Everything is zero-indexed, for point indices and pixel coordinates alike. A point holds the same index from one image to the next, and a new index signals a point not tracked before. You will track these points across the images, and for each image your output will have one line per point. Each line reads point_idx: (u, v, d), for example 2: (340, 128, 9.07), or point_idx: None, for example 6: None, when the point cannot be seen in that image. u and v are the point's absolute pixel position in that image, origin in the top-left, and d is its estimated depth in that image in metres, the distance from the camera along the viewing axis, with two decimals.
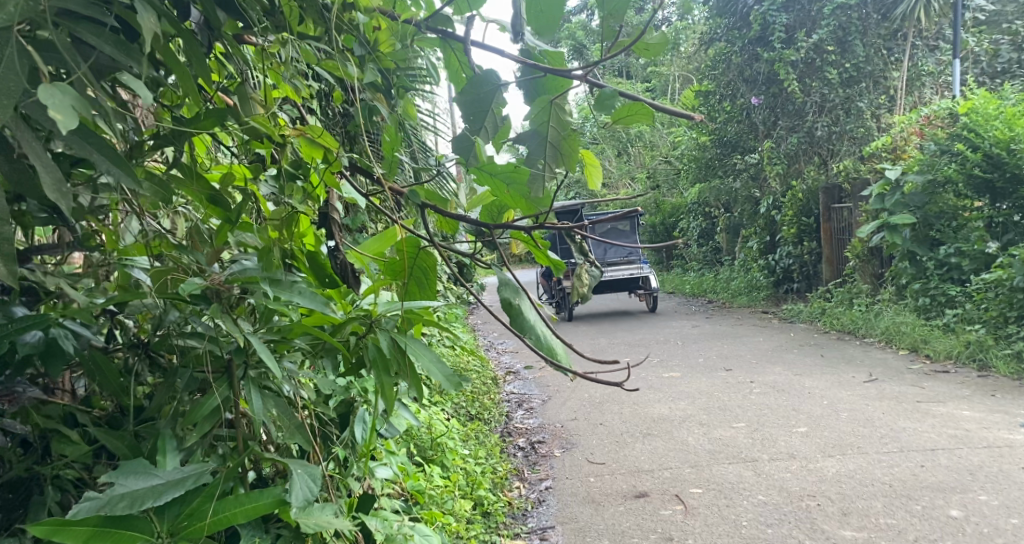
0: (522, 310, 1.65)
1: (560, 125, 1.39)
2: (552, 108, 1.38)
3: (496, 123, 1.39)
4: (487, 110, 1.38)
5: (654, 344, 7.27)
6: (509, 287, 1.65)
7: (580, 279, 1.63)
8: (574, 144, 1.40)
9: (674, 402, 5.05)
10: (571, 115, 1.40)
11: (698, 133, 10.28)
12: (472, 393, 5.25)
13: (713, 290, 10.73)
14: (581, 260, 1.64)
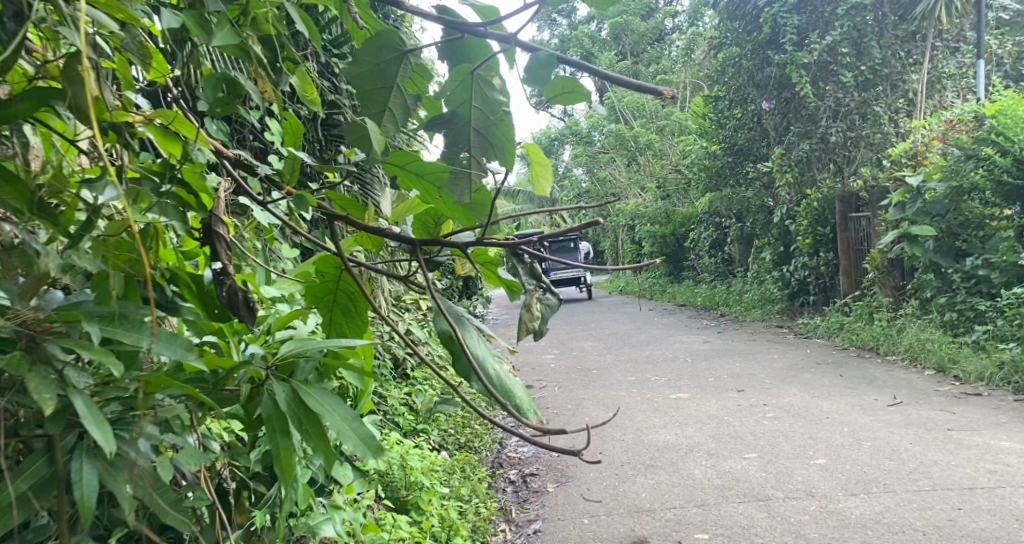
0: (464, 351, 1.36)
1: (491, 112, 1.18)
2: (474, 80, 1.15)
3: (406, 103, 1.14)
4: (391, 84, 1.13)
5: (662, 360, 6.88)
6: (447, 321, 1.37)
7: (532, 310, 1.33)
8: (505, 131, 1.18)
9: (680, 428, 4.65)
10: (497, 91, 1.17)
11: (709, 141, 9.90)
12: (463, 418, 4.89)
13: (725, 302, 10.32)
14: (533, 286, 1.36)
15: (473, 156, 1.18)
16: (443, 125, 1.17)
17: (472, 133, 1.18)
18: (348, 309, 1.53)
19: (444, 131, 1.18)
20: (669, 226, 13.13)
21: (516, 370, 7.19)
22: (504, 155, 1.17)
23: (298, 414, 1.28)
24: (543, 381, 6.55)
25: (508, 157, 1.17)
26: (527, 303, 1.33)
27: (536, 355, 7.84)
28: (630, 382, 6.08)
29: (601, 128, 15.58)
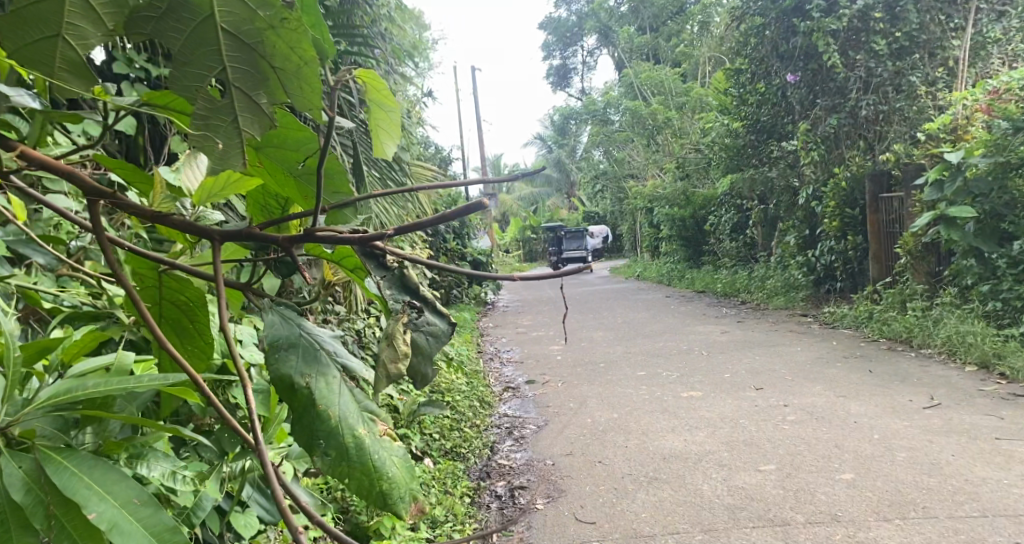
0: (320, 400, 0.98)
1: (261, 8, 0.90)
2: None
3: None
4: None
5: (675, 352, 6.40)
6: (302, 352, 1.01)
7: (397, 347, 1.07)
8: (271, 37, 0.92)
9: (691, 433, 4.18)
10: None
11: (729, 118, 9.29)
12: (449, 423, 4.50)
13: (746, 289, 9.76)
14: (400, 306, 1.10)
15: (232, 87, 0.95)
16: (172, 27, 0.92)
17: (222, 37, 0.92)
18: (182, 331, 1.11)
19: (185, 37, 0.92)
20: (689, 208, 12.56)
21: (520, 362, 6.75)
22: (296, 85, 0.95)
23: (49, 500, 0.87)
24: (547, 376, 6.09)
25: (313, 99, 0.97)
26: (389, 337, 1.07)
27: (542, 347, 7.38)
28: (639, 378, 5.62)
29: (618, 106, 14.93)
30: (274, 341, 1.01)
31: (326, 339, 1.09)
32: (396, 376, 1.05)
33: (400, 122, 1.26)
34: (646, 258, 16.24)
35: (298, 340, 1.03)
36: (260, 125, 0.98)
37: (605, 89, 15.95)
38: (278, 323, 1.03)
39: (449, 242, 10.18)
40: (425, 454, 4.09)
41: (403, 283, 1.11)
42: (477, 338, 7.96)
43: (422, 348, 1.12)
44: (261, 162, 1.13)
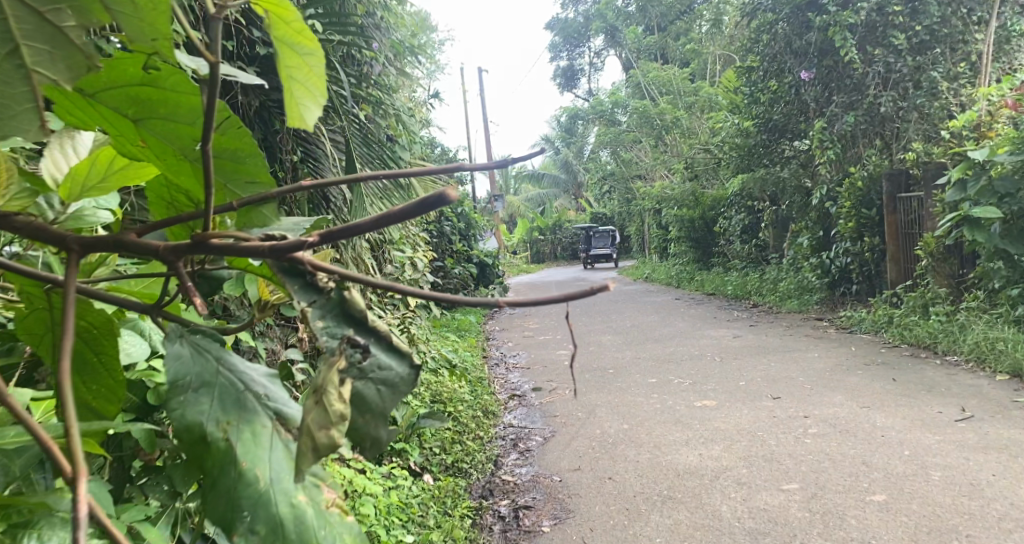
0: (249, 464, 0.82)
1: None
2: None
3: None
4: None
5: (687, 358, 6.15)
6: (221, 396, 0.86)
7: (330, 409, 0.76)
8: None
9: (707, 447, 3.93)
10: None
11: (740, 117, 8.98)
12: (450, 437, 4.27)
13: (758, 292, 9.49)
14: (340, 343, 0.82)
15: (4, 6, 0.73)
16: None
17: None
18: (84, 368, 0.97)
19: None
20: (698, 210, 12.30)
21: (527, 368, 6.51)
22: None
23: None
24: (554, 383, 5.84)
25: (157, 27, 0.80)
26: (316, 389, 0.77)
27: (548, 352, 7.13)
28: (650, 385, 5.37)
29: (625, 107, 14.66)
30: (179, 380, 0.85)
31: (257, 378, 0.91)
32: (328, 450, 0.75)
33: (324, 75, 0.98)
34: (654, 260, 15.96)
35: (215, 380, 0.87)
36: (62, 63, 0.77)
37: (612, 89, 15.68)
38: (187, 357, 0.86)
39: (454, 243, 9.93)
40: (424, 470, 3.87)
41: (343, 313, 0.84)
42: (482, 342, 7.72)
43: (371, 403, 0.84)
44: (145, 141, 0.92)
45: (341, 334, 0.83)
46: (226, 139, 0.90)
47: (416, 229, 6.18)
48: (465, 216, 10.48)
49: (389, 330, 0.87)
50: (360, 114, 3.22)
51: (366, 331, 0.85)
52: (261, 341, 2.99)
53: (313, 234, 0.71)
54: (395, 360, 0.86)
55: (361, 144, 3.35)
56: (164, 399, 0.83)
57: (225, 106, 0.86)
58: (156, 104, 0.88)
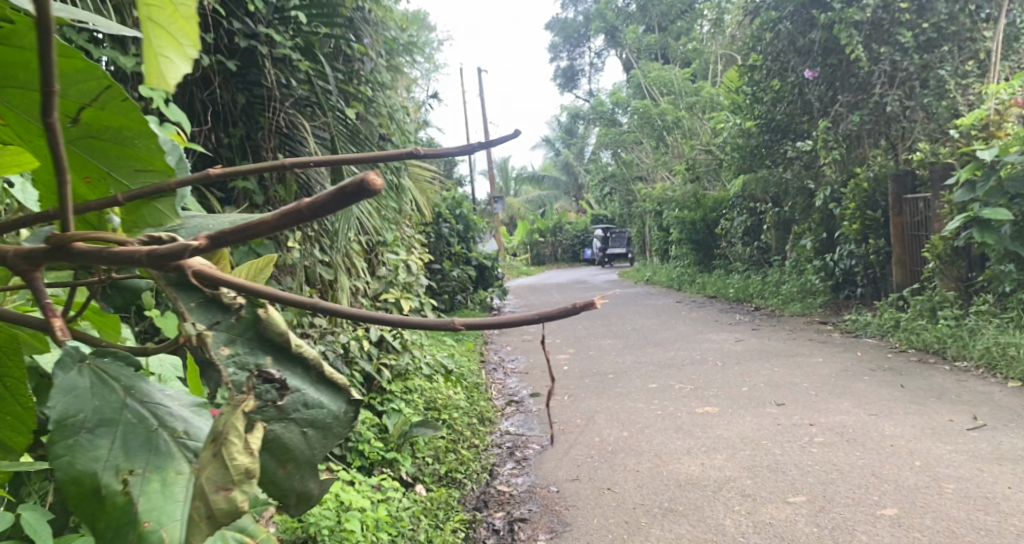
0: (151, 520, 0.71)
1: None
2: None
3: None
4: None
5: (688, 362, 6.00)
6: (127, 438, 0.74)
7: (233, 462, 0.69)
8: None
9: (710, 455, 3.78)
10: None
11: (743, 117, 8.82)
12: (444, 444, 4.14)
13: (760, 294, 9.35)
14: (249, 377, 0.76)
15: None
16: None
17: None
18: None
19: None
20: (700, 212, 12.15)
21: (525, 373, 6.37)
22: None
23: None
24: (553, 388, 5.68)
25: None
26: (217, 434, 0.71)
27: (547, 356, 6.97)
28: (651, 390, 5.22)
29: (626, 108, 14.51)
30: (73, 420, 0.73)
31: (179, 414, 0.79)
32: (226, 510, 0.68)
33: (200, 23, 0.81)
34: (655, 262, 15.81)
35: (116, 417, 0.74)
36: None
37: (613, 89, 15.52)
38: (83, 390, 0.74)
39: (452, 245, 9.75)
40: (416, 481, 3.77)
41: (261, 337, 0.79)
42: (480, 346, 7.55)
43: (296, 449, 0.79)
44: (6, 120, 0.86)
45: (252, 366, 0.77)
46: (107, 114, 0.82)
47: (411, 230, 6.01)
48: (463, 217, 10.29)
49: (319, 359, 0.82)
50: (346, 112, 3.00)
51: (290, 363, 0.80)
52: None
53: (199, 237, 0.64)
54: (326, 396, 0.81)
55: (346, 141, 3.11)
56: (50, 443, 0.71)
57: (83, 71, 0.78)
58: (14, 69, 0.80)
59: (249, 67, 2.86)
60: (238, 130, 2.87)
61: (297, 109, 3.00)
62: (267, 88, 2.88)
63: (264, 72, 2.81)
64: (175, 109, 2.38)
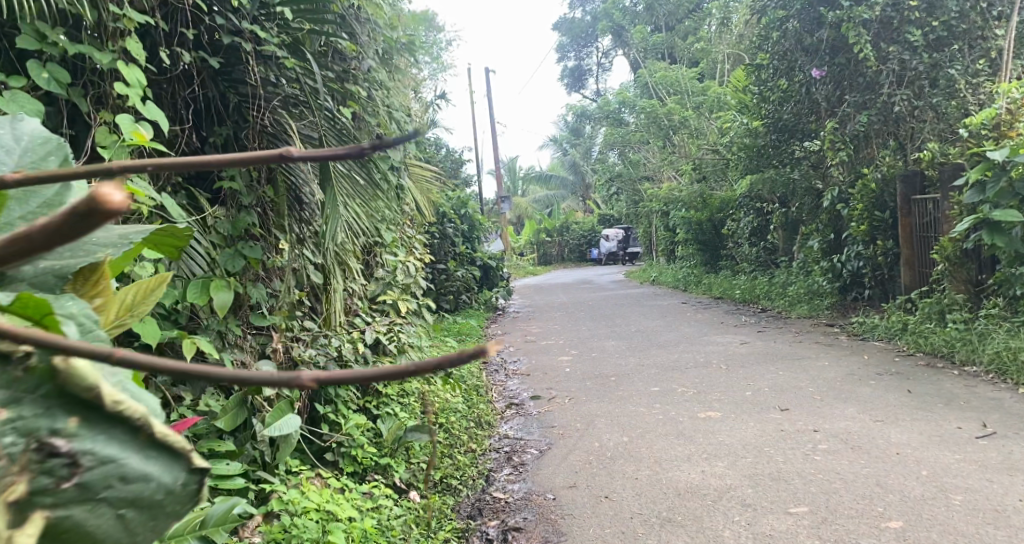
0: None
1: None
2: None
3: None
4: None
5: (692, 365, 5.91)
6: None
7: None
8: None
9: (710, 463, 3.68)
10: None
11: (749, 116, 8.70)
12: (440, 449, 4.05)
13: (767, 295, 9.24)
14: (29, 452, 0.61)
15: None
16: None
17: None
18: None
19: None
20: (706, 212, 12.03)
21: (526, 375, 6.28)
22: None
23: None
24: (553, 391, 5.60)
25: None
26: None
27: (549, 358, 6.88)
28: (653, 394, 5.12)
29: (632, 107, 14.41)
30: None
31: None
32: None
33: None
34: (661, 262, 15.71)
35: None
36: None
37: (620, 88, 15.41)
38: None
39: (457, 245, 9.66)
40: (410, 487, 3.68)
41: (61, 396, 0.62)
42: (482, 347, 7.47)
43: (110, 534, 0.63)
44: None
45: (40, 433, 0.61)
46: None
47: (411, 231, 5.93)
48: (468, 217, 10.20)
49: (149, 418, 0.65)
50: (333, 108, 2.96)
51: (108, 430, 0.63)
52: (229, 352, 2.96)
53: None
54: (155, 466, 0.65)
55: (335, 138, 3.09)
56: None
57: None
58: None
59: (232, 65, 2.80)
60: (221, 131, 2.82)
61: (285, 107, 2.97)
62: (251, 88, 2.82)
63: (248, 72, 2.79)
64: (152, 107, 2.39)
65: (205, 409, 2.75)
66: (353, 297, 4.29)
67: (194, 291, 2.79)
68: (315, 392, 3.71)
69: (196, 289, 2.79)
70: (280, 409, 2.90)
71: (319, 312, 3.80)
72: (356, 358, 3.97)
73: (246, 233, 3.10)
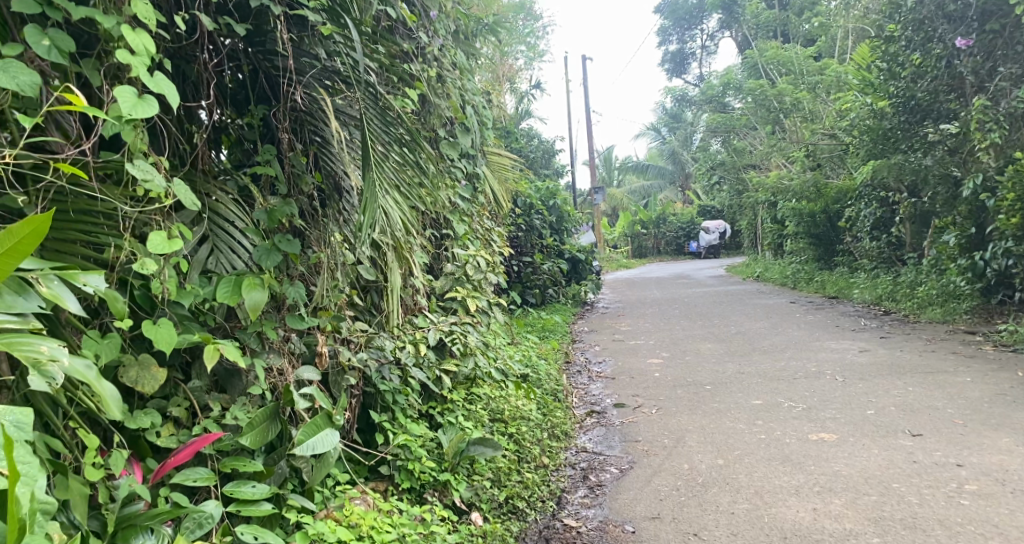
0: None
1: None
2: None
3: None
4: None
5: (801, 374, 5.24)
6: None
7: None
8: None
9: (824, 499, 3.10)
10: None
11: (874, 96, 7.78)
12: (509, 463, 3.63)
13: (890, 295, 8.33)
14: None
15: None
16: None
17: None
18: None
19: None
20: (820, 202, 11.00)
21: (611, 378, 5.78)
22: None
23: None
24: (640, 399, 5.08)
25: None
26: None
27: (639, 361, 6.34)
28: (755, 408, 4.53)
29: (740, 91, 13.50)
30: None
31: None
32: None
33: None
34: (768, 257, 14.76)
35: None
36: None
37: (725, 70, 14.50)
38: None
39: (545, 237, 9.18)
40: (472, 508, 3.27)
41: None
42: (566, 346, 7.00)
43: None
44: None
45: None
46: None
47: (488, 223, 5.52)
48: (557, 209, 9.69)
49: None
50: (372, 81, 2.82)
51: None
52: (264, 356, 2.76)
53: None
54: None
55: (376, 122, 2.90)
56: None
57: None
58: None
59: (263, 33, 2.75)
60: (256, 109, 2.86)
61: (319, 82, 2.90)
62: (284, 60, 2.80)
63: (277, 37, 2.69)
64: (161, 79, 2.25)
65: (234, 422, 2.58)
66: (417, 293, 3.98)
67: (224, 290, 2.59)
68: (368, 398, 3.36)
69: (226, 287, 2.60)
70: (316, 425, 2.71)
71: (379, 309, 3.61)
72: (419, 362, 3.70)
73: (284, 225, 2.91)
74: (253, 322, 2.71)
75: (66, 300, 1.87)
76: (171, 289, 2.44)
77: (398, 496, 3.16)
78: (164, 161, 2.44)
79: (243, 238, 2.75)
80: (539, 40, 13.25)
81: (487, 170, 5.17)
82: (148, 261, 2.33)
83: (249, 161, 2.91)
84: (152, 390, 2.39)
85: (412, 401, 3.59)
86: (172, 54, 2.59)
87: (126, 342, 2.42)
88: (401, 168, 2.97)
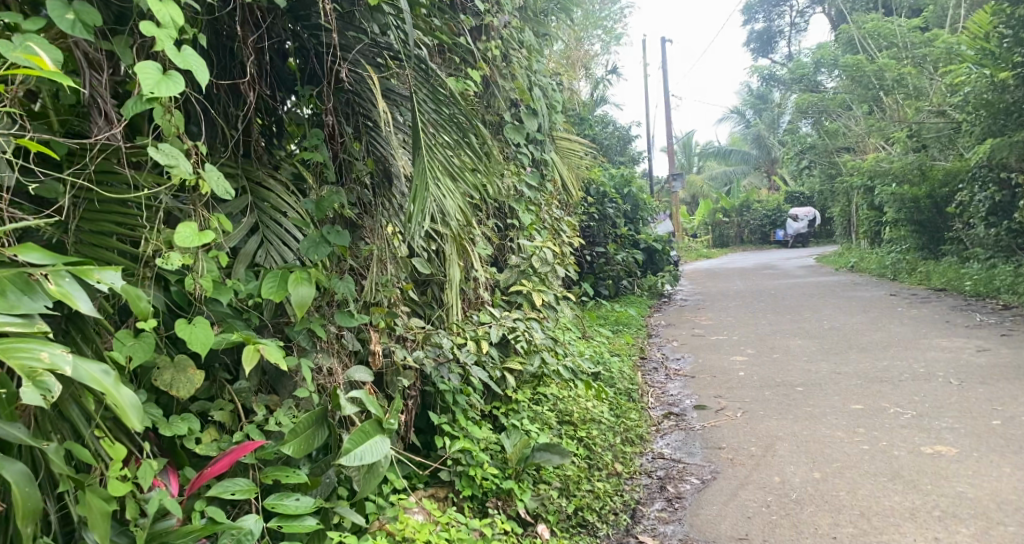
0: None
1: None
2: None
3: None
4: None
5: (908, 376, 4.73)
6: None
7: None
8: None
9: (947, 527, 2.68)
10: None
11: (993, 67, 7.02)
12: (580, 469, 3.32)
13: (1010, 287, 7.59)
14: None
15: None
16: None
17: None
18: None
19: None
20: (925, 186, 10.18)
21: (690, 377, 5.39)
22: None
23: None
24: (723, 400, 4.68)
25: None
26: None
27: (721, 358, 5.92)
28: (855, 414, 4.07)
29: (835, 68, 12.66)
30: None
31: None
32: None
33: None
34: (863, 246, 13.90)
35: None
36: None
37: (818, 47, 13.66)
38: None
39: (619, 226, 8.79)
40: (538, 519, 2.99)
41: None
42: (641, 340, 6.62)
43: None
44: None
45: None
46: None
47: (556, 212, 5.20)
48: (632, 197, 9.26)
49: None
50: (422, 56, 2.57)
51: None
52: (311, 356, 2.55)
53: None
54: None
55: (428, 102, 2.65)
56: None
57: None
58: None
59: (307, 7, 2.53)
60: (304, 91, 2.66)
61: (366, 59, 2.67)
62: (328, 35, 2.58)
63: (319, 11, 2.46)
64: (189, 54, 2.04)
65: (278, 428, 2.37)
66: (479, 287, 3.77)
67: (269, 285, 2.37)
68: (427, 398, 3.15)
69: (271, 282, 2.37)
70: (365, 432, 2.46)
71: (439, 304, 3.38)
72: (481, 360, 3.45)
73: (335, 215, 2.70)
74: (302, 320, 2.49)
75: (78, 299, 1.68)
76: (208, 284, 2.24)
77: (457, 505, 2.92)
78: (199, 145, 2.23)
79: (294, 231, 2.55)
80: (616, 21, 12.76)
81: (557, 155, 4.86)
82: (176, 256, 2.13)
83: (296, 146, 2.72)
84: (189, 394, 2.19)
85: (475, 401, 3.33)
86: (212, 32, 2.40)
87: (163, 342, 2.24)
88: (456, 151, 2.70)
